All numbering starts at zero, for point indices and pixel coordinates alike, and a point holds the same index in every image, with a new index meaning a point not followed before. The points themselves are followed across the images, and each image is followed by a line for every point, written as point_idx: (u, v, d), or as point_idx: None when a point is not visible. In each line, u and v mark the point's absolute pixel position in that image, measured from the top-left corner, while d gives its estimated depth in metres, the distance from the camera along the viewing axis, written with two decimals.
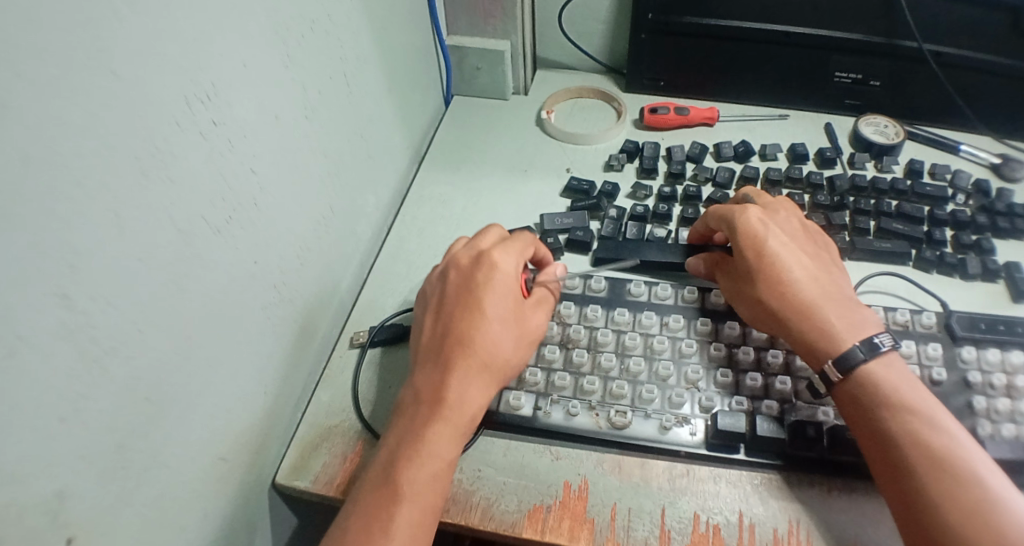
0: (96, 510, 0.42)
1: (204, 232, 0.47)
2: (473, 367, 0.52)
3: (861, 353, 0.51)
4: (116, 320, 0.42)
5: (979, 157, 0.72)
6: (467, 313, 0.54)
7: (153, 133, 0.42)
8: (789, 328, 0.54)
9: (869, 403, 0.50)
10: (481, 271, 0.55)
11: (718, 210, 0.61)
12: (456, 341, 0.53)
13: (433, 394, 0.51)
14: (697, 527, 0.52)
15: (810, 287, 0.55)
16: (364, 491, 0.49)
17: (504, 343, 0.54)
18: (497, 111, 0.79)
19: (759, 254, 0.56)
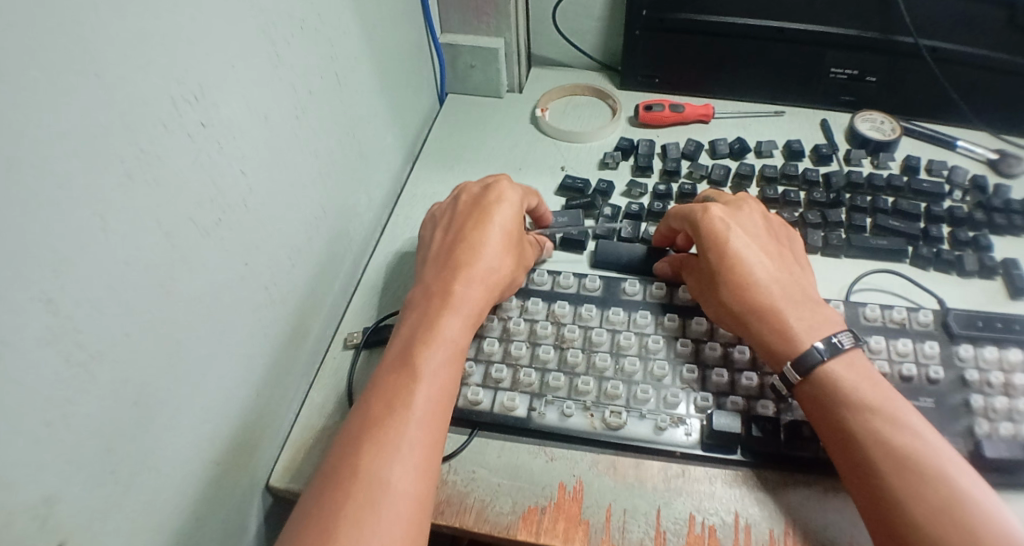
0: (86, 516, 0.41)
1: (192, 234, 0.47)
2: (480, 265, 0.55)
3: (818, 354, 0.51)
4: (103, 324, 0.41)
5: (976, 153, 0.72)
6: (474, 228, 0.57)
7: (138, 134, 0.42)
8: (750, 330, 0.54)
9: (829, 403, 0.50)
10: (490, 191, 0.59)
11: (680, 209, 0.60)
12: (466, 250, 0.56)
13: (444, 290, 0.54)
14: (693, 527, 0.51)
15: (772, 287, 0.54)
16: (379, 378, 0.50)
17: (509, 250, 0.57)
18: (491, 109, 0.79)
19: (719, 255, 0.55)
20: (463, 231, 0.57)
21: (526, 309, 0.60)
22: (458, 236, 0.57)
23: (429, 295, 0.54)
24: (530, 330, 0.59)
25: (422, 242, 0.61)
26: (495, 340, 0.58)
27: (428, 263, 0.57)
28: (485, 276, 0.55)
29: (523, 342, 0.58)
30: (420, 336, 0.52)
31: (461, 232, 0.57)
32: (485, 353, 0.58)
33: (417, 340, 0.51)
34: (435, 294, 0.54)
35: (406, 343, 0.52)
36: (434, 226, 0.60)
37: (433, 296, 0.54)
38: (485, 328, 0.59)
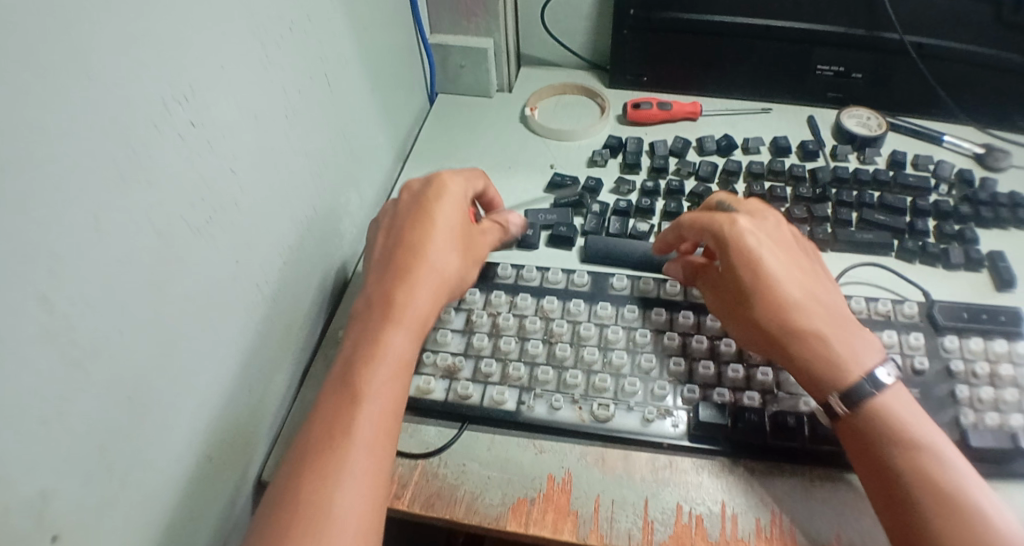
0: (81, 511, 0.42)
1: (183, 233, 0.48)
2: (418, 275, 0.53)
3: (869, 387, 0.49)
4: (95, 322, 0.42)
5: (962, 148, 0.73)
6: (413, 232, 0.55)
7: (131, 136, 0.43)
8: (790, 353, 0.52)
9: (875, 439, 0.49)
10: (430, 189, 0.58)
11: (700, 221, 0.58)
12: (402, 257, 0.54)
13: (382, 302, 0.53)
14: (680, 517, 0.52)
15: (812, 311, 0.52)
16: (324, 400, 0.49)
17: (453, 254, 0.56)
18: (481, 108, 0.80)
19: (756, 277, 0.53)
20: (404, 236, 0.56)
21: (514, 305, 0.61)
22: (399, 241, 0.55)
23: (367, 306, 0.53)
24: (519, 325, 0.59)
25: (368, 244, 0.59)
26: (485, 335, 0.59)
27: (370, 272, 0.56)
28: (426, 286, 0.53)
29: (512, 337, 0.59)
30: (357, 356, 0.50)
31: (401, 235, 0.56)
32: (474, 349, 0.58)
33: (355, 360, 0.50)
34: (373, 308, 0.52)
35: (345, 362, 0.51)
36: (382, 223, 0.59)
37: (368, 310, 0.53)
38: (475, 324, 0.59)
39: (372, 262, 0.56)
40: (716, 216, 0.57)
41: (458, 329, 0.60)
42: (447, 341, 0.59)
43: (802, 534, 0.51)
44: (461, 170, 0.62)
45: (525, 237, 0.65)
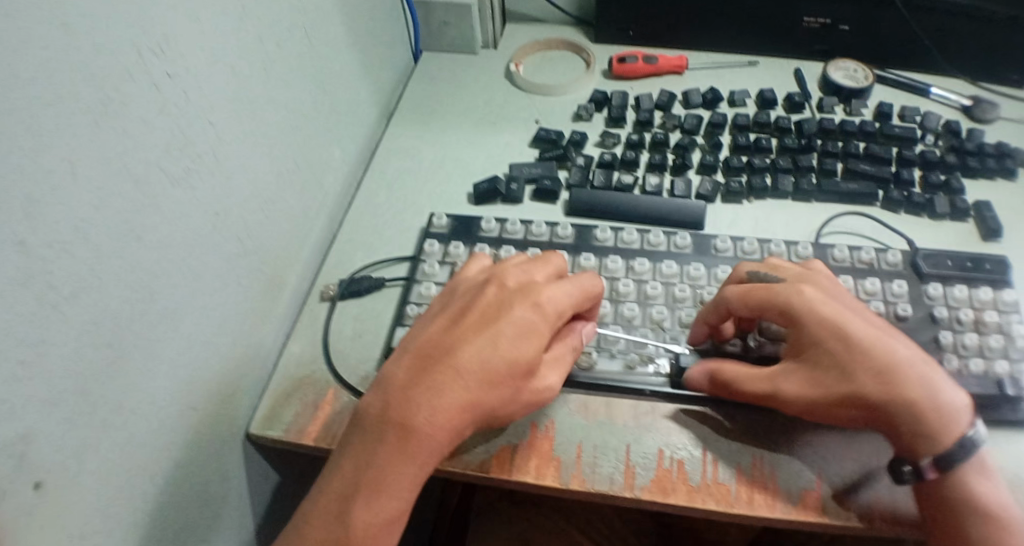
0: (65, 456, 0.42)
1: (161, 182, 0.47)
2: (455, 383, 0.46)
3: (962, 453, 0.47)
4: (74, 266, 0.41)
5: (950, 100, 0.73)
6: (472, 339, 0.48)
7: (105, 80, 0.42)
8: (895, 421, 0.48)
9: (962, 510, 0.47)
10: (513, 284, 0.51)
11: (754, 294, 0.52)
12: (447, 366, 0.47)
13: (411, 414, 0.46)
14: (661, 462, 0.52)
15: (916, 370, 0.49)
16: (325, 494, 0.46)
17: (491, 367, 0.47)
18: (464, 64, 0.80)
19: (862, 355, 0.49)
20: (460, 331, 0.49)
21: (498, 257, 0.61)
22: (454, 335, 0.48)
23: (392, 413, 0.46)
24: None
25: (426, 323, 0.52)
26: None
27: (408, 357, 0.49)
28: (460, 402, 0.46)
29: None
30: (371, 464, 0.46)
31: (460, 332, 0.49)
32: None
33: (370, 471, 0.45)
34: (399, 412, 0.46)
35: (360, 462, 0.46)
36: (448, 306, 0.52)
37: (392, 414, 0.46)
38: None
39: (416, 348, 0.49)
40: (787, 293, 0.51)
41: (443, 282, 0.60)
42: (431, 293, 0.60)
43: (782, 477, 0.51)
44: (552, 255, 0.55)
45: (511, 191, 0.65)
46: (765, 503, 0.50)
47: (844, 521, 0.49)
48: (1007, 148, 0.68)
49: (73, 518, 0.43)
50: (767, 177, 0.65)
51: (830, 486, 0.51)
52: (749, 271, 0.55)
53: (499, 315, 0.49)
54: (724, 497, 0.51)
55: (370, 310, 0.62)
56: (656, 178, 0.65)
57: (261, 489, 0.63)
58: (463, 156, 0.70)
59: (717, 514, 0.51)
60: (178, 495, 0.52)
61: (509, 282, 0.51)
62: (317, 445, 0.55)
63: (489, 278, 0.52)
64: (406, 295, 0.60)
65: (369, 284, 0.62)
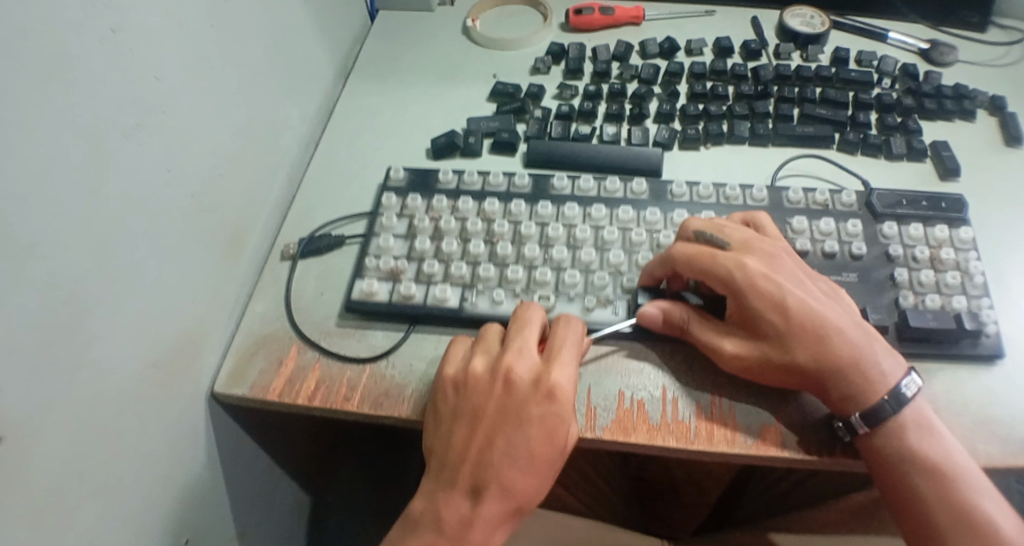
0: (26, 411, 0.41)
1: (112, 136, 0.46)
2: (497, 493, 0.47)
3: (891, 408, 0.49)
4: (28, 220, 0.41)
5: (907, 44, 0.74)
6: (505, 450, 0.47)
7: (48, 34, 0.42)
8: (829, 385, 0.50)
9: (892, 459, 0.49)
10: (534, 386, 0.49)
11: (699, 259, 0.52)
12: (484, 479, 0.47)
13: (459, 534, 0.46)
14: (622, 402, 0.53)
15: (849, 339, 0.50)
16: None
17: (536, 476, 0.47)
18: (423, 23, 0.81)
19: (794, 320, 0.50)
20: (487, 436, 0.48)
21: (456, 209, 0.62)
22: (478, 441, 0.48)
23: (440, 528, 0.47)
24: (460, 228, 0.61)
25: (440, 421, 0.50)
26: (427, 237, 0.60)
27: (441, 463, 0.49)
28: (501, 513, 0.47)
29: (454, 239, 0.60)
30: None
31: (484, 434, 0.48)
32: (417, 253, 0.60)
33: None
34: (447, 530, 0.47)
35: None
36: (458, 397, 0.50)
37: (442, 532, 0.47)
38: (417, 229, 0.61)
39: (445, 453, 0.49)
40: (725, 256, 0.52)
41: (401, 235, 0.61)
42: (390, 245, 0.60)
43: (739, 414, 0.52)
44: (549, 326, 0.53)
45: (470, 144, 0.67)
46: (723, 440, 0.51)
47: (801, 455, 0.50)
48: (965, 90, 0.68)
49: (39, 473, 0.42)
50: (725, 123, 0.67)
51: (786, 420, 0.52)
52: (697, 228, 0.55)
53: (518, 411, 0.48)
54: (684, 435, 0.51)
55: (333, 268, 0.63)
56: (614, 127, 0.67)
57: (229, 450, 0.63)
58: (424, 117, 0.72)
59: (677, 452, 0.51)
60: (147, 456, 0.51)
61: (516, 373, 0.49)
62: (281, 400, 0.55)
63: (494, 367, 0.50)
64: (365, 248, 0.61)
65: (330, 241, 0.63)
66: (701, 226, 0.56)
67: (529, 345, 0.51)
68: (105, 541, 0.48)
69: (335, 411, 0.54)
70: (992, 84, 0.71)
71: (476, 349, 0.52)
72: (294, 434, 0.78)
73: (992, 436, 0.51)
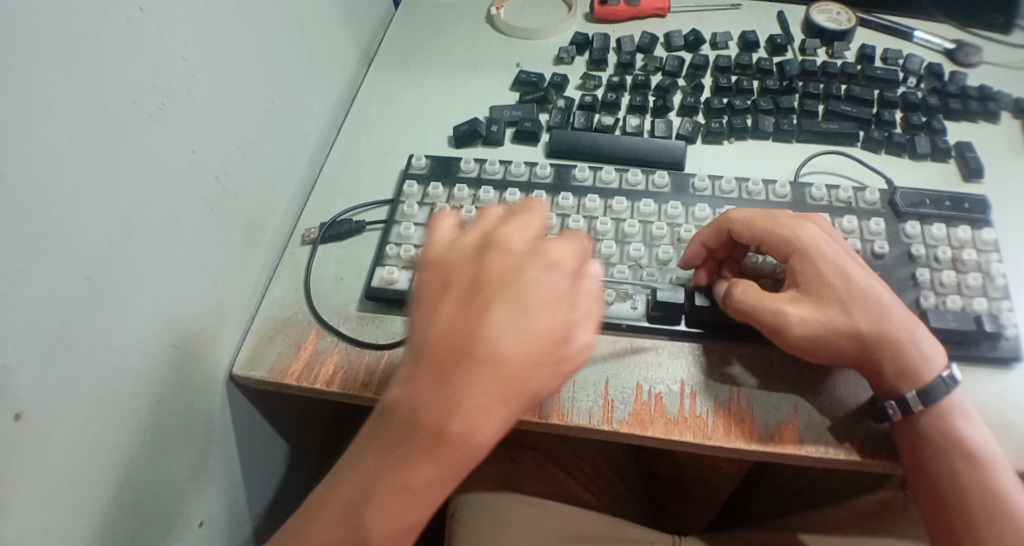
0: (46, 389, 0.41)
1: (136, 117, 0.46)
2: (474, 373, 0.39)
3: (943, 389, 0.49)
4: (52, 200, 0.41)
5: (933, 43, 0.74)
6: (493, 324, 0.40)
7: (76, 14, 0.41)
8: (892, 348, 0.49)
9: (938, 442, 0.48)
10: (529, 260, 0.42)
11: (759, 223, 0.54)
12: (455, 358, 0.39)
13: (431, 428, 0.39)
14: (640, 396, 0.53)
15: (905, 318, 0.50)
16: (328, 511, 0.41)
17: (536, 353, 0.40)
18: (446, 10, 0.81)
19: (855, 282, 0.50)
20: (463, 311, 0.40)
21: (477, 198, 0.62)
22: (449, 315, 0.40)
23: (410, 419, 0.40)
24: None
25: (424, 304, 0.42)
26: None
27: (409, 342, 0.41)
28: (478, 402, 0.39)
29: None
30: (390, 478, 0.40)
31: (460, 309, 0.41)
32: None
33: (388, 491, 0.40)
34: (415, 421, 0.39)
35: (370, 477, 0.40)
36: (431, 275, 0.43)
37: (419, 418, 0.39)
38: None
39: (415, 330, 0.41)
40: (782, 224, 0.53)
41: (422, 223, 0.62)
42: (411, 234, 0.61)
43: (757, 410, 0.52)
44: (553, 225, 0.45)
45: (491, 133, 0.67)
46: (741, 435, 0.51)
47: (820, 452, 0.50)
48: (990, 91, 0.68)
49: (55, 450, 0.43)
50: (748, 118, 0.67)
51: (804, 417, 0.52)
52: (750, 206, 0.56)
53: (499, 284, 0.41)
54: (702, 430, 0.51)
55: (353, 255, 0.62)
56: (637, 119, 0.67)
57: (244, 431, 0.63)
58: (445, 105, 0.72)
59: (694, 447, 0.51)
60: (162, 437, 0.51)
61: (501, 254, 0.42)
62: (300, 384, 0.55)
63: (482, 251, 0.42)
64: (386, 236, 0.61)
65: (350, 227, 0.63)
66: (756, 205, 0.56)
67: (521, 227, 0.44)
68: (118, 519, 0.48)
69: (353, 397, 0.54)
70: (1017, 86, 0.71)
71: (471, 236, 0.44)
72: (308, 419, 0.78)
73: (1010, 439, 0.50)
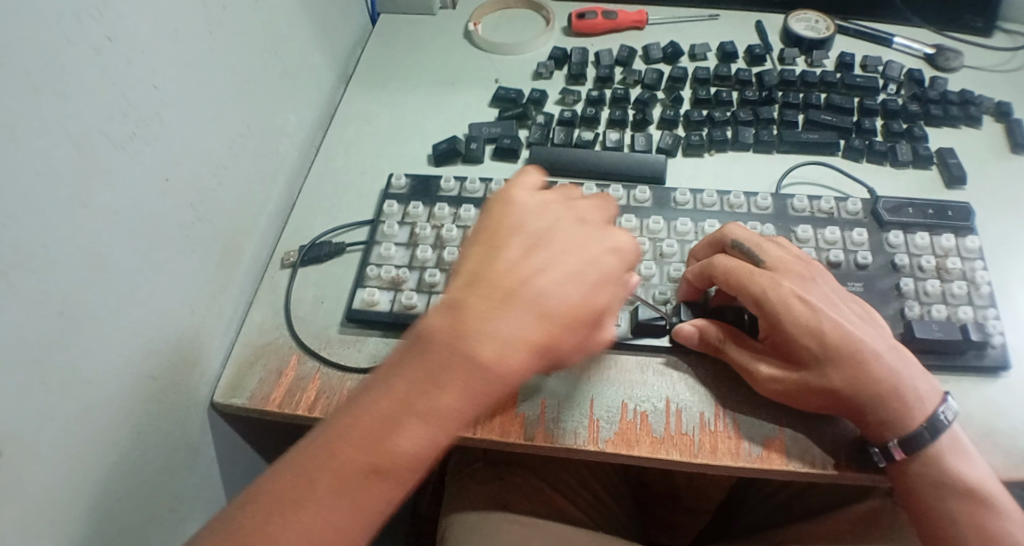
0: (18, 428, 0.40)
1: (107, 146, 0.45)
2: (526, 318, 0.41)
3: (929, 435, 0.48)
4: (20, 234, 0.40)
5: (912, 49, 0.74)
6: (546, 273, 0.43)
7: (41, 46, 0.41)
8: (862, 411, 0.48)
9: (928, 484, 0.48)
10: (602, 249, 0.45)
11: (734, 281, 0.51)
12: (539, 288, 0.42)
13: (497, 349, 0.40)
14: (625, 415, 0.52)
15: (886, 365, 0.49)
16: (373, 417, 0.40)
17: (566, 298, 0.43)
18: (424, 26, 0.81)
19: (827, 345, 0.48)
20: (553, 250, 0.44)
21: (458, 217, 0.62)
22: (557, 270, 0.44)
23: (459, 341, 0.41)
24: (461, 236, 0.61)
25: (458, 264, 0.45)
26: (428, 247, 0.60)
27: (485, 282, 0.43)
28: (557, 330, 0.42)
29: (455, 248, 0.60)
30: (415, 406, 0.40)
31: (567, 258, 0.44)
32: (418, 262, 0.60)
33: (435, 403, 0.40)
34: (449, 344, 0.41)
35: (432, 402, 0.40)
36: (499, 233, 0.46)
37: (459, 353, 0.40)
38: (418, 237, 0.61)
39: (461, 275, 0.44)
40: (756, 279, 0.50)
41: (403, 243, 0.61)
42: (391, 254, 0.60)
43: (741, 428, 0.52)
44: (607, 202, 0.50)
45: (471, 151, 0.66)
46: (728, 453, 0.50)
47: (807, 468, 0.50)
48: (971, 95, 0.68)
49: (29, 490, 0.41)
50: (728, 130, 0.66)
51: (791, 432, 0.51)
52: (736, 238, 0.54)
53: (577, 247, 0.45)
54: (688, 448, 0.51)
55: (333, 278, 0.62)
56: (617, 133, 0.67)
57: (226, 458, 0.62)
58: (425, 122, 0.71)
59: (681, 465, 0.51)
60: (141, 470, 0.50)
61: (573, 224, 0.47)
62: (281, 411, 0.54)
63: (550, 222, 0.46)
64: (366, 257, 0.60)
65: (330, 249, 0.62)
66: (741, 235, 0.54)
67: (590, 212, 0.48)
68: None
69: None
70: (999, 90, 0.70)
71: (490, 205, 0.48)
72: (294, 441, 0.77)
73: (999, 450, 0.50)
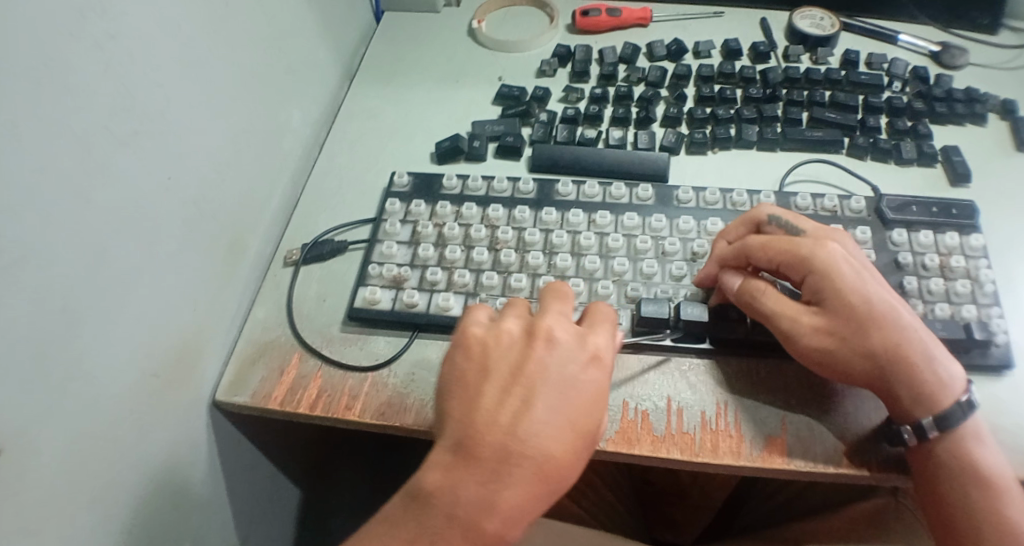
0: (20, 423, 0.41)
1: (109, 142, 0.45)
2: (519, 474, 0.39)
3: (956, 423, 0.48)
4: (21, 230, 0.40)
5: (918, 46, 0.73)
6: (529, 410, 0.41)
7: (42, 43, 0.41)
8: (896, 378, 0.48)
9: (948, 477, 0.48)
10: (573, 364, 0.43)
11: (777, 244, 0.52)
12: (522, 437, 0.40)
13: (481, 511, 0.39)
14: (626, 414, 0.52)
15: (923, 337, 0.49)
16: None
17: (552, 440, 0.40)
18: (428, 23, 0.81)
19: (872, 307, 0.48)
20: (538, 381, 0.42)
21: (460, 215, 0.62)
22: (542, 404, 0.41)
23: (458, 510, 0.39)
24: (464, 234, 0.61)
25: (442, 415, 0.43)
26: (430, 244, 0.60)
27: (463, 436, 0.41)
28: (550, 477, 0.40)
29: (457, 246, 0.60)
30: None
31: (555, 402, 0.41)
32: (420, 260, 0.60)
33: None
34: (442, 513, 0.39)
35: None
36: (470, 375, 0.43)
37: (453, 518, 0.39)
38: (420, 235, 0.61)
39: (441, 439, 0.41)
40: (802, 241, 0.51)
41: (405, 241, 0.61)
42: (393, 252, 0.60)
43: (743, 427, 0.52)
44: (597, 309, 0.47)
45: (474, 148, 0.66)
46: (729, 451, 0.50)
47: (809, 467, 0.50)
48: (977, 93, 0.67)
49: (30, 484, 0.42)
50: (732, 128, 0.66)
51: (794, 430, 0.51)
52: (773, 214, 0.55)
53: (558, 378, 0.42)
54: (688, 447, 0.51)
55: (335, 275, 0.62)
56: (620, 131, 0.66)
57: (229, 454, 0.62)
58: (427, 120, 0.71)
59: (681, 464, 0.51)
60: (144, 466, 0.50)
61: (558, 337, 0.43)
62: (283, 408, 0.54)
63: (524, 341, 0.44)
64: (369, 255, 0.61)
65: (332, 247, 0.62)
66: (778, 211, 0.55)
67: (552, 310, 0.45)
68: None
69: (338, 421, 0.54)
70: (1005, 88, 0.70)
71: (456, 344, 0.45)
72: (296, 438, 0.77)
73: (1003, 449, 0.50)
